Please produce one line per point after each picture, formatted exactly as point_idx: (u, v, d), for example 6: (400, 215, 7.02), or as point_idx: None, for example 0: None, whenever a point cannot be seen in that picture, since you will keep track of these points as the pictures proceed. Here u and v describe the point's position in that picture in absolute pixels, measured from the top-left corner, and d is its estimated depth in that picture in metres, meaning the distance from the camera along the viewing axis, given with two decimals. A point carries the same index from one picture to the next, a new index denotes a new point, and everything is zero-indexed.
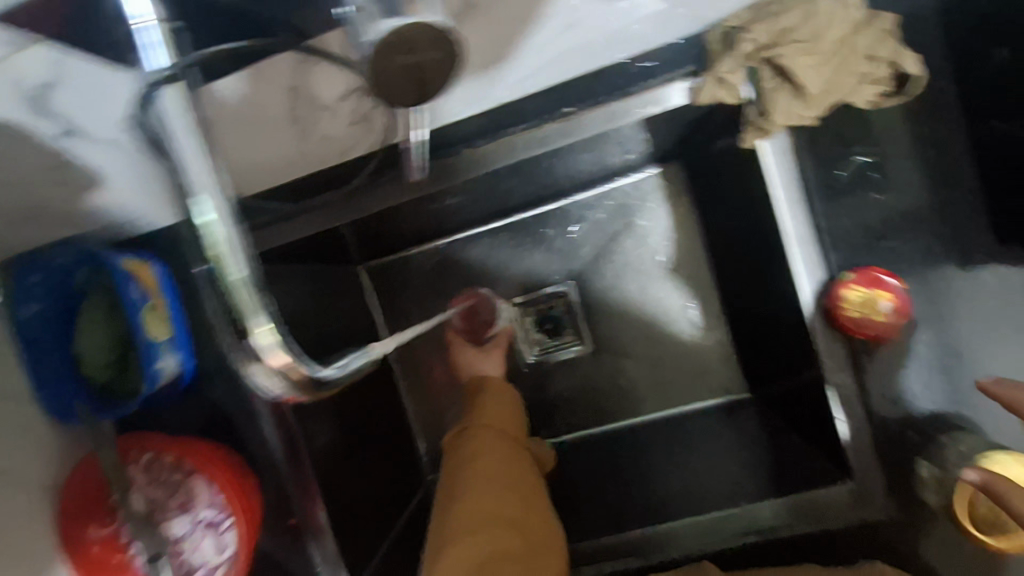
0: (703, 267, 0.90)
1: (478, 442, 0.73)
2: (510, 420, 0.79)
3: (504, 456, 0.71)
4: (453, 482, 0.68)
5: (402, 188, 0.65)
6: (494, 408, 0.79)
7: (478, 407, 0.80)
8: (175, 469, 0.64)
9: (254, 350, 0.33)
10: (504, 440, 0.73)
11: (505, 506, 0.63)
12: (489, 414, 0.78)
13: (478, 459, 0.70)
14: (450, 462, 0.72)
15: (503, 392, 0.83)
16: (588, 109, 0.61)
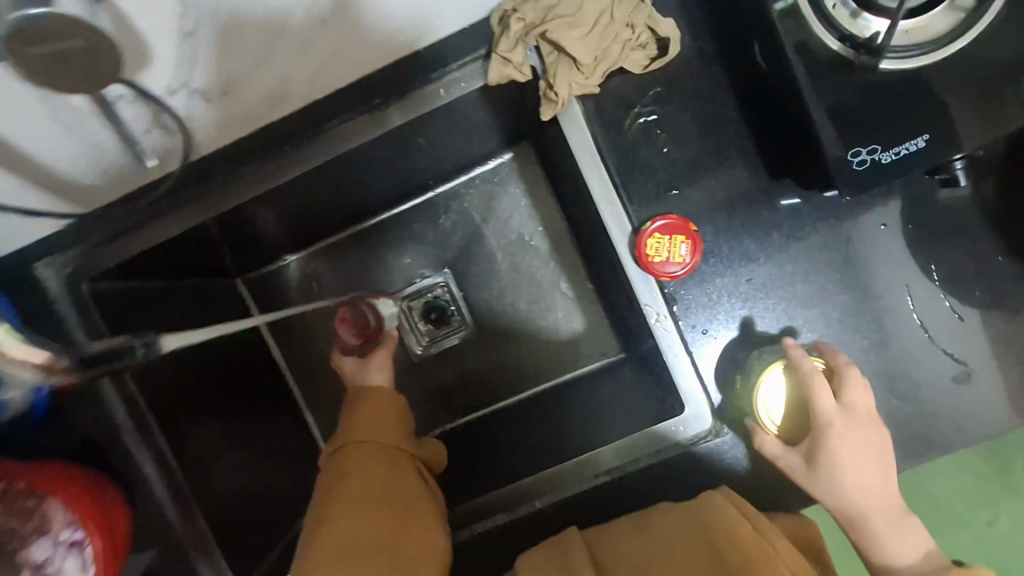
0: (569, 241, 0.95)
1: (352, 462, 0.66)
2: (391, 426, 0.72)
3: (382, 471, 0.66)
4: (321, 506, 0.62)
5: (235, 193, 0.65)
6: (372, 416, 0.72)
7: (355, 418, 0.73)
8: (26, 494, 0.63)
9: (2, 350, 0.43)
10: (381, 455, 0.67)
11: (377, 530, 0.58)
12: (365, 425, 0.71)
13: (349, 478, 0.64)
14: (322, 481, 0.65)
15: (385, 397, 0.75)
16: (395, 104, 0.64)
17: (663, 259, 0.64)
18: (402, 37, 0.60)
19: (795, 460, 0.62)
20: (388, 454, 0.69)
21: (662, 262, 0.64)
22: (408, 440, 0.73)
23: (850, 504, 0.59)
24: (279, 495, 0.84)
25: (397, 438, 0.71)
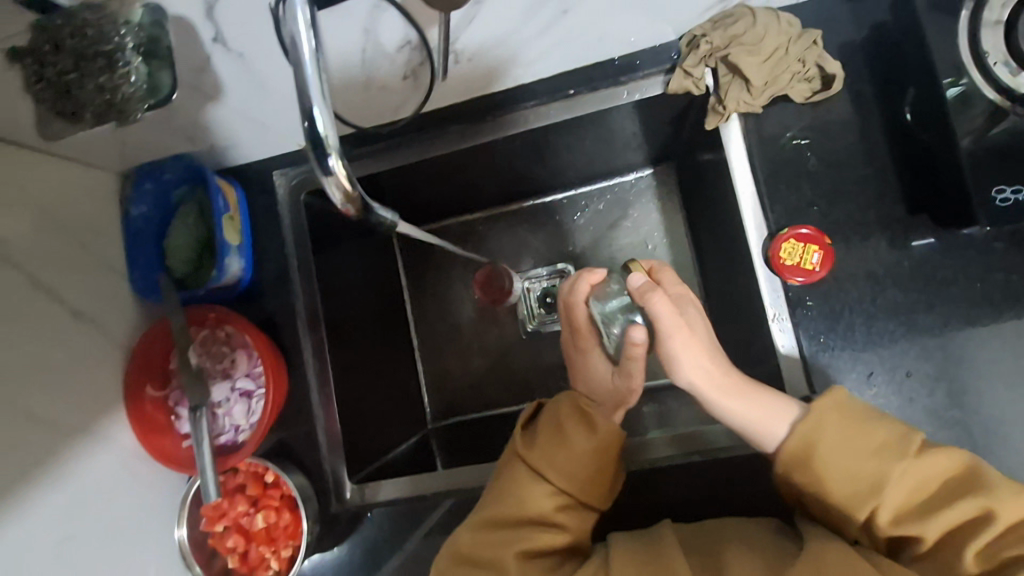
0: (688, 259, 1.03)
1: (542, 502, 0.67)
2: (594, 479, 0.69)
3: (563, 521, 0.68)
4: (496, 524, 0.67)
5: (438, 143, 0.83)
6: (581, 463, 0.69)
7: (565, 453, 0.69)
8: (225, 342, 0.79)
9: (329, 167, 0.48)
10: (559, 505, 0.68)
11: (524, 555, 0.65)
12: (571, 469, 0.68)
13: (536, 533, 0.66)
14: (495, 494, 0.70)
15: (593, 445, 0.69)
16: (585, 92, 0.78)
17: (793, 264, 0.69)
18: (608, 44, 0.73)
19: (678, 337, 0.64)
20: (578, 500, 0.69)
21: (792, 266, 0.69)
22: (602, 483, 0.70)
23: (695, 385, 0.65)
24: (389, 417, 0.95)
25: (593, 489, 0.69)
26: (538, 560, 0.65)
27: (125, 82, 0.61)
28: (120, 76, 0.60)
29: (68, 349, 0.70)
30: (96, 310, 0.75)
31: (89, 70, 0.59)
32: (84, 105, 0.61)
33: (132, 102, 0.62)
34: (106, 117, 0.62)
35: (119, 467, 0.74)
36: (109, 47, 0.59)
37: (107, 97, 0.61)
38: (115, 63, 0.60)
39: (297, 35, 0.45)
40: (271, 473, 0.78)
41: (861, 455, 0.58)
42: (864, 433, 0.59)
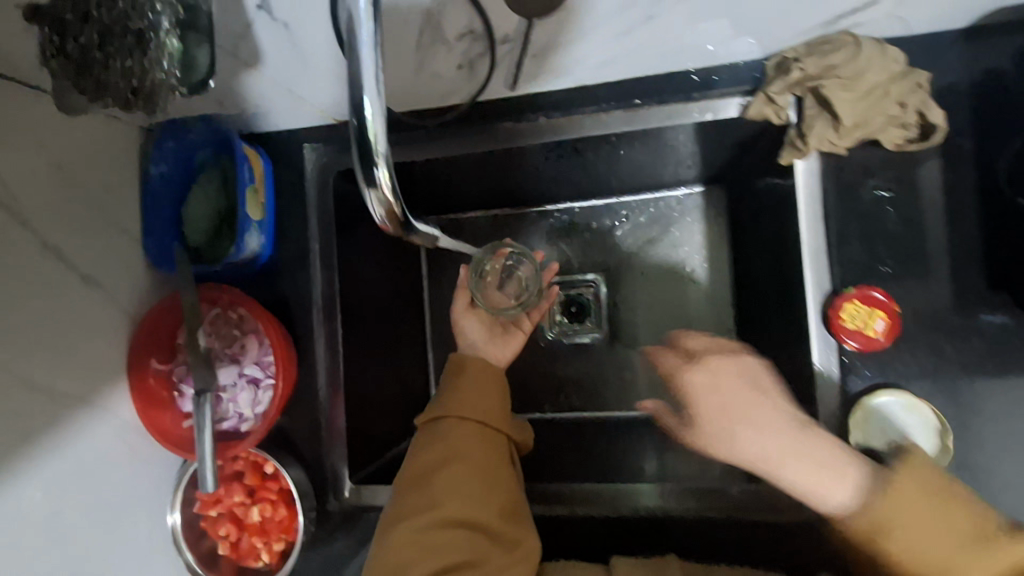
0: (726, 289, 0.97)
1: (455, 437, 0.72)
2: (491, 405, 0.75)
3: (478, 449, 0.72)
4: (421, 469, 0.70)
5: (483, 141, 0.76)
6: (469, 395, 0.76)
7: (456, 393, 0.76)
8: (236, 325, 0.75)
9: (373, 179, 0.43)
10: (469, 436, 0.73)
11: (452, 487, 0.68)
12: (464, 403, 0.75)
13: (454, 464, 0.70)
14: (415, 452, 0.73)
15: (474, 383, 0.77)
16: (653, 104, 0.71)
17: (855, 327, 0.64)
18: (686, 54, 0.66)
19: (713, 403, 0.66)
20: (486, 427, 0.74)
21: (853, 330, 0.64)
22: (499, 413, 0.76)
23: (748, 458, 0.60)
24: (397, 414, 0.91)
25: (496, 414, 0.76)
26: (465, 486, 0.68)
27: (156, 71, 0.58)
28: (151, 63, 0.58)
29: (73, 314, 0.66)
30: (106, 275, 0.71)
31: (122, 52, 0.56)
32: (113, 91, 0.58)
33: (161, 90, 0.60)
34: (129, 104, 0.60)
35: (117, 442, 0.71)
36: (145, 33, 0.56)
37: (134, 83, 0.58)
38: (148, 51, 0.57)
39: (356, 27, 0.40)
40: (270, 464, 0.74)
41: (925, 536, 0.51)
42: (932, 519, 0.52)
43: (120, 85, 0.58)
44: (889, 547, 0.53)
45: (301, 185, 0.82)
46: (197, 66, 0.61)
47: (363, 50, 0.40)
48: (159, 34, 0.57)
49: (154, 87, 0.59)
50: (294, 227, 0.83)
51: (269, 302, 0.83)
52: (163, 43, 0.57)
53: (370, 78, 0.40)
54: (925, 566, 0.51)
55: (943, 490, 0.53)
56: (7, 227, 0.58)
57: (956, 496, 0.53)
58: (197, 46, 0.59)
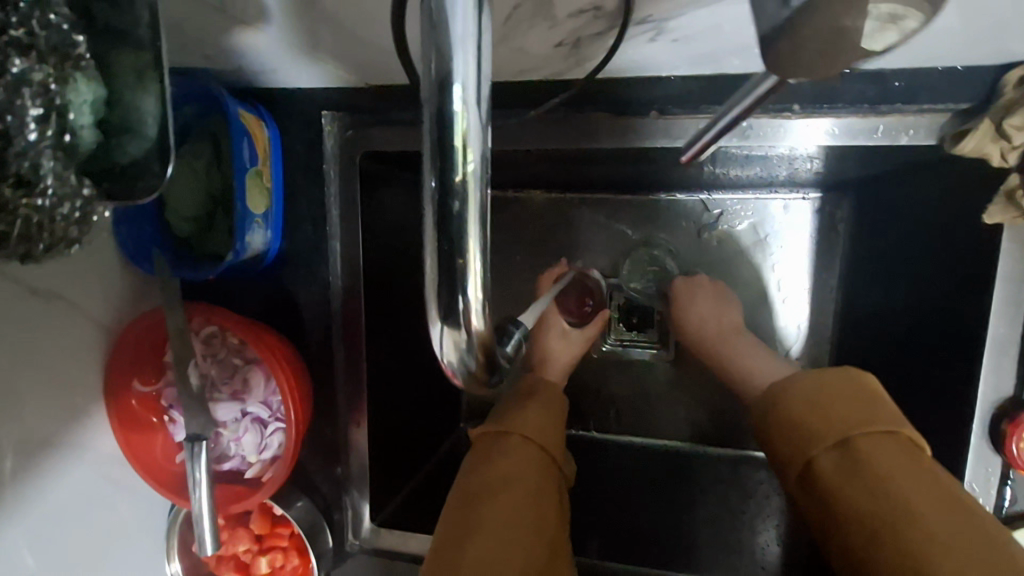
0: (828, 321, 0.78)
1: (514, 455, 0.56)
2: (554, 431, 0.61)
3: (539, 473, 0.55)
4: (475, 487, 0.52)
5: (563, 135, 0.55)
6: (533, 413, 0.61)
7: (523, 411, 0.61)
8: (237, 351, 0.61)
9: (455, 304, 0.27)
10: (531, 456, 0.56)
11: (513, 504, 0.50)
12: (526, 419, 0.60)
13: (514, 481, 0.53)
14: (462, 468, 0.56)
15: (540, 406, 0.63)
16: (816, 114, 0.51)
17: None
18: (890, 54, 0.45)
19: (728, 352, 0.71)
20: (548, 454, 0.58)
21: None
22: (561, 445, 0.61)
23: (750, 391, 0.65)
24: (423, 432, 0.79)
25: (559, 444, 0.60)
26: (524, 509, 0.50)
27: (38, 189, 0.28)
28: (28, 176, 0.27)
29: (26, 342, 0.51)
30: (66, 283, 0.54)
31: None
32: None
33: (55, 224, 0.29)
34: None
35: (96, 479, 0.59)
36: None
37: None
38: (10, 154, 0.27)
39: (445, 6, 0.24)
40: (278, 510, 0.64)
41: (826, 412, 0.47)
42: (834, 399, 0.47)
43: None
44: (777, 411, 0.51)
45: (318, 163, 0.63)
46: (139, 126, 0.34)
47: (461, 40, 0.24)
48: (27, 119, 0.27)
49: (45, 229, 0.29)
50: (308, 216, 0.64)
51: (275, 306, 0.67)
52: (41, 134, 0.28)
53: (469, 65, 0.24)
54: (813, 431, 0.47)
55: (865, 396, 0.47)
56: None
57: (886, 402, 0.47)
58: (139, 88, 0.34)
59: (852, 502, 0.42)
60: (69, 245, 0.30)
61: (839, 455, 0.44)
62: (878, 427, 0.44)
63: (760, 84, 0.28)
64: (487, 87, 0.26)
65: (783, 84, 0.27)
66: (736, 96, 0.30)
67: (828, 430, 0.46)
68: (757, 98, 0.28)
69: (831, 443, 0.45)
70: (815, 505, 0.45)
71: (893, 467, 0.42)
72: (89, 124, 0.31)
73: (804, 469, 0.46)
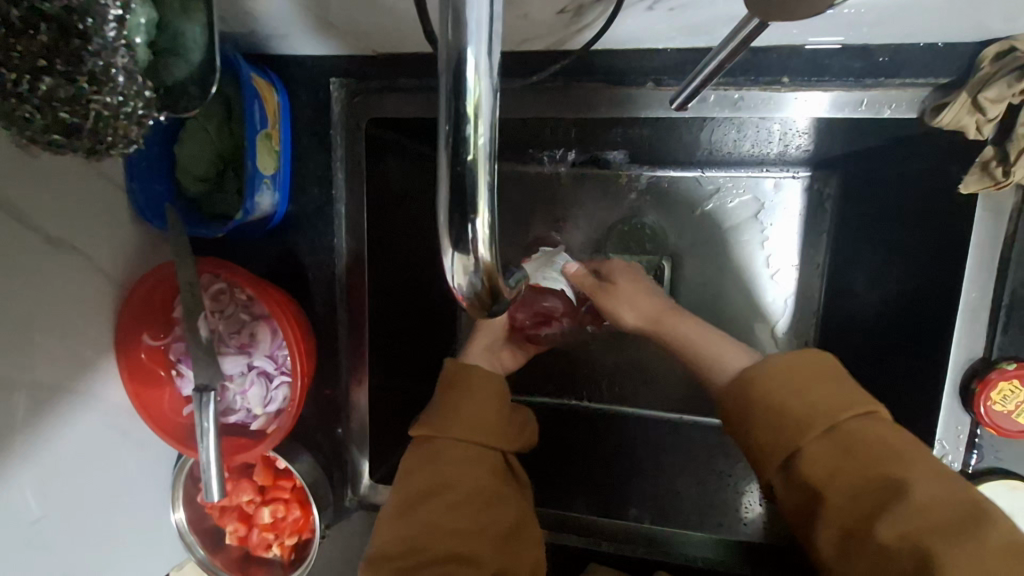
0: (814, 296, 0.81)
1: (447, 460, 0.57)
2: (490, 421, 0.60)
3: (477, 472, 0.57)
4: (413, 499, 0.55)
5: (564, 102, 0.57)
6: (467, 409, 0.60)
7: (448, 408, 0.60)
8: (245, 307, 0.64)
9: (465, 233, 0.29)
10: (466, 457, 0.57)
11: (446, 515, 0.54)
12: (459, 417, 0.59)
13: (446, 491, 0.55)
14: (402, 473, 0.57)
15: (475, 397, 0.61)
16: (804, 86, 0.53)
17: (1004, 410, 0.54)
18: (874, 30, 0.48)
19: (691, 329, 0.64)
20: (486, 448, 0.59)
21: (1002, 414, 0.54)
22: (503, 433, 0.61)
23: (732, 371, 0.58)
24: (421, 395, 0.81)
25: (499, 427, 0.61)
26: (460, 516, 0.54)
27: (109, 85, 0.35)
28: (100, 73, 0.35)
29: (43, 289, 0.53)
30: (81, 235, 0.56)
31: (37, 57, 0.33)
32: (28, 127, 0.35)
33: (119, 121, 0.37)
34: (64, 147, 0.37)
35: (107, 428, 0.62)
36: (81, 18, 0.33)
37: (66, 114, 0.35)
38: (87, 52, 0.34)
39: None
40: (282, 463, 0.67)
41: (807, 395, 0.48)
42: (814, 382, 0.48)
43: (38, 121, 0.35)
44: (752, 399, 0.51)
45: (326, 128, 0.65)
46: (187, 51, 0.41)
47: (474, 5, 0.26)
48: (107, 19, 0.34)
49: (108, 121, 0.37)
50: (314, 179, 0.66)
51: (280, 268, 0.69)
52: (116, 37, 0.35)
53: (482, 22, 0.26)
54: (797, 419, 0.47)
55: (836, 376, 0.49)
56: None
57: (851, 380, 0.49)
58: (187, 17, 0.40)
59: (846, 489, 0.43)
60: (128, 142, 0.39)
61: (826, 444, 0.45)
62: (858, 411, 0.46)
63: (748, 26, 0.34)
64: (497, 52, 0.28)
65: (766, 26, 0.34)
66: (727, 39, 0.37)
67: (812, 417, 0.47)
68: (747, 37, 0.35)
69: (818, 432, 0.46)
70: (801, 494, 0.46)
71: (880, 450, 0.44)
72: (145, 42, 0.38)
73: (790, 459, 0.47)
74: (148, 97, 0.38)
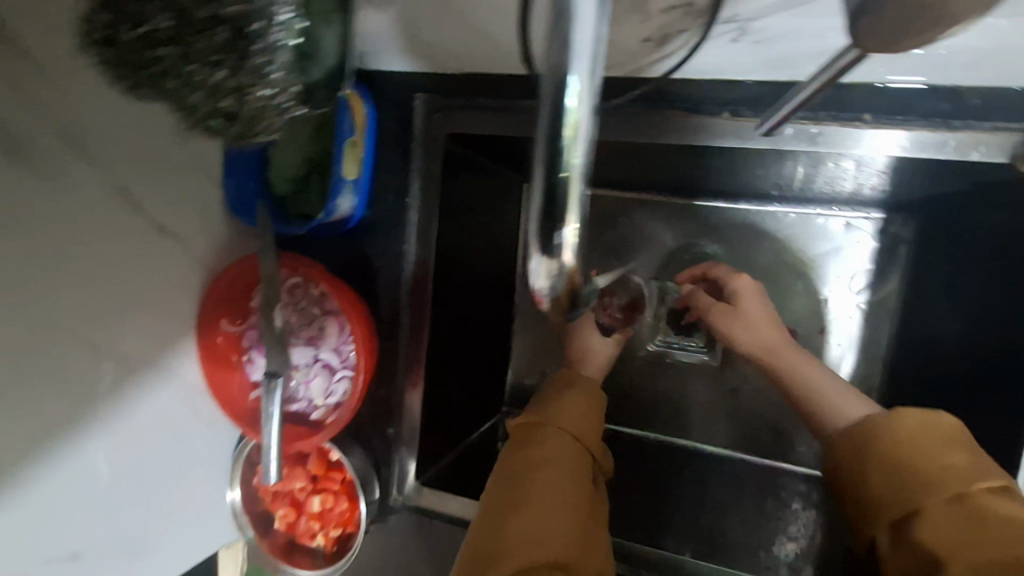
0: (882, 341, 0.78)
1: (551, 440, 0.58)
2: (593, 421, 0.61)
3: (579, 460, 0.56)
4: (507, 470, 0.56)
5: (638, 128, 0.59)
6: (574, 404, 0.62)
7: (555, 399, 0.63)
8: (316, 302, 0.67)
9: (552, 240, 0.30)
10: (572, 443, 0.58)
11: (555, 483, 0.53)
12: (566, 408, 0.61)
13: (554, 464, 0.55)
14: (509, 448, 0.59)
15: (581, 398, 0.63)
16: (887, 124, 0.53)
17: None
18: (970, 71, 0.47)
19: (812, 375, 0.61)
20: (585, 441, 0.59)
21: None
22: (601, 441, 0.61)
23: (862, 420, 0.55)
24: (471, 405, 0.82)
25: (597, 432, 0.61)
26: (552, 478, 0.53)
27: (265, 81, 0.40)
28: (260, 69, 0.39)
29: (143, 267, 0.58)
30: (180, 223, 0.62)
31: (211, 53, 0.38)
32: (196, 111, 0.41)
33: (269, 112, 0.42)
34: (222, 130, 0.42)
35: (181, 404, 0.66)
36: (252, 21, 0.37)
37: (227, 104, 0.40)
38: (253, 51, 0.38)
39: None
40: (336, 454, 0.70)
41: (932, 454, 0.47)
42: (944, 443, 0.47)
43: (204, 108, 0.41)
44: (875, 451, 0.50)
45: (407, 139, 0.69)
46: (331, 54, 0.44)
47: (581, 35, 0.27)
48: (273, 23, 0.38)
49: (259, 113, 0.42)
50: (391, 188, 0.70)
51: (351, 269, 0.73)
52: (279, 38, 0.39)
53: (585, 57, 0.28)
54: (925, 478, 0.46)
55: (961, 440, 0.48)
56: (64, 159, 0.49)
57: (986, 457, 0.47)
58: (328, 26, 0.44)
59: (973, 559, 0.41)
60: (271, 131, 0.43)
61: (953, 509, 0.44)
62: (994, 481, 0.44)
63: (845, 56, 0.34)
64: (597, 77, 0.29)
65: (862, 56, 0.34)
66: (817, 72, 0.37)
67: (942, 478, 0.45)
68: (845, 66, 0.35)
69: (945, 496, 0.44)
70: (913, 558, 0.44)
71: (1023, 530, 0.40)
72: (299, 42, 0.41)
73: (906, 519, 0.46)
74: (294, 93, 0.43)
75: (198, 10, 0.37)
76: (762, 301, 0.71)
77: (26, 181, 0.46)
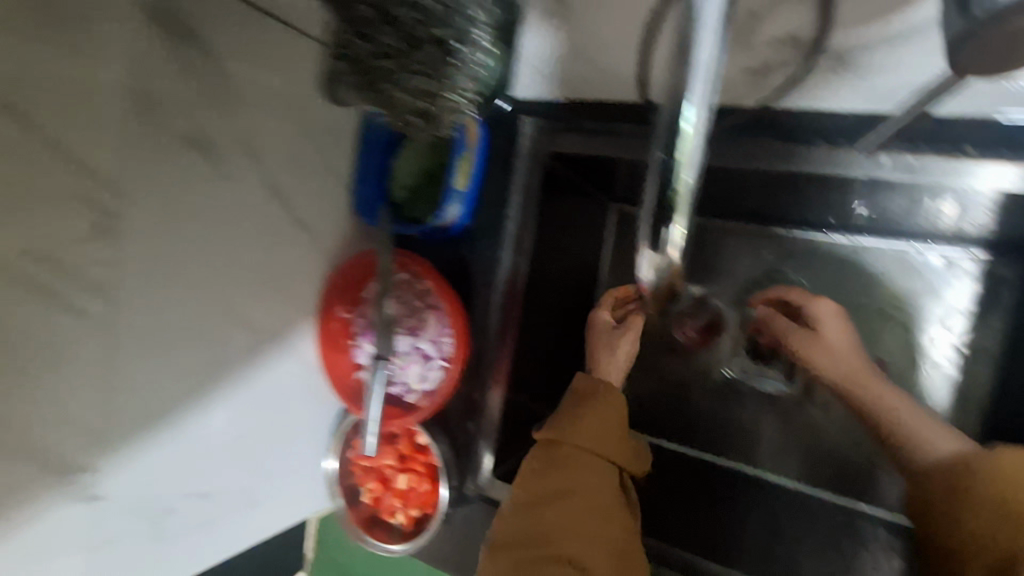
0: (980, 385, 0.75)
1: (567, 470, 0.57)
2: (614, 435, 0.59)
3: (597, 486, 0.56)
4: (524, 501, 0.58)
5: (732, 152, 0.62)
6: (594, 421, 0.59)
7: (573, 414, 0.60)
8: (419, 297, 0.74)
9: (660, 237, 0.35)
10: (587, 469, 0.57)
11: (571, 520, 0.55)
12: (583, 425, 0.59)
13: (569, 498, 0.56)
14: (525, 474, 0.60)
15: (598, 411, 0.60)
16: (991, 158, 0.53)
17: None
18: None
19: (901, 404, 0.61)
20: (605, 460, 0.58)
21: None
22: (625, 450, 0.59)
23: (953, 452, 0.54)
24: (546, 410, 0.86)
25: (619, 442, 0.59)
26: (566, 517, 0.55)
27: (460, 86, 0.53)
28: (459, 78, 0.52)
29: (284, 253, 0.68)
30: (314, 219, 0.72)
31: (426, 65, 0.50)
32: (403, 109, 0.52)
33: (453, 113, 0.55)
34: (416, 126, 0.54)
35: (296, 377, 0.75)
36: (459, 42, 0.50)
37: (430, 103, 0.52)
38: (457, 64, 0.51)
39: (695, 39, 0.31)
40: (423, 438, 0.76)
41: None
42: None
43: (410, 106, 0.52)
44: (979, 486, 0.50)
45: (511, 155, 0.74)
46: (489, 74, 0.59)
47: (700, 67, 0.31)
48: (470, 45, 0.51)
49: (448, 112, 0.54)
50: (492, 200, 0.77)
51: (450, 271, 0.81)
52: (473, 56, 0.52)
53: (703, 87, 0.31)
54: None
55: None
56: (240, 157, 0.59)
57: None
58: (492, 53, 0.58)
59: None
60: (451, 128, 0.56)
61: None
62: None
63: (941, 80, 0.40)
64: (710, 107, 0.33)
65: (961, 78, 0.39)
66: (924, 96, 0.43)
67: None
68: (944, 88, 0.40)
69: None
70: None
71: None
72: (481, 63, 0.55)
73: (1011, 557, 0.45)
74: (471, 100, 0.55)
75: (420, 32, 0.49)
76: (845, 323, 0.68)
77: (210, 175, 0.57)
